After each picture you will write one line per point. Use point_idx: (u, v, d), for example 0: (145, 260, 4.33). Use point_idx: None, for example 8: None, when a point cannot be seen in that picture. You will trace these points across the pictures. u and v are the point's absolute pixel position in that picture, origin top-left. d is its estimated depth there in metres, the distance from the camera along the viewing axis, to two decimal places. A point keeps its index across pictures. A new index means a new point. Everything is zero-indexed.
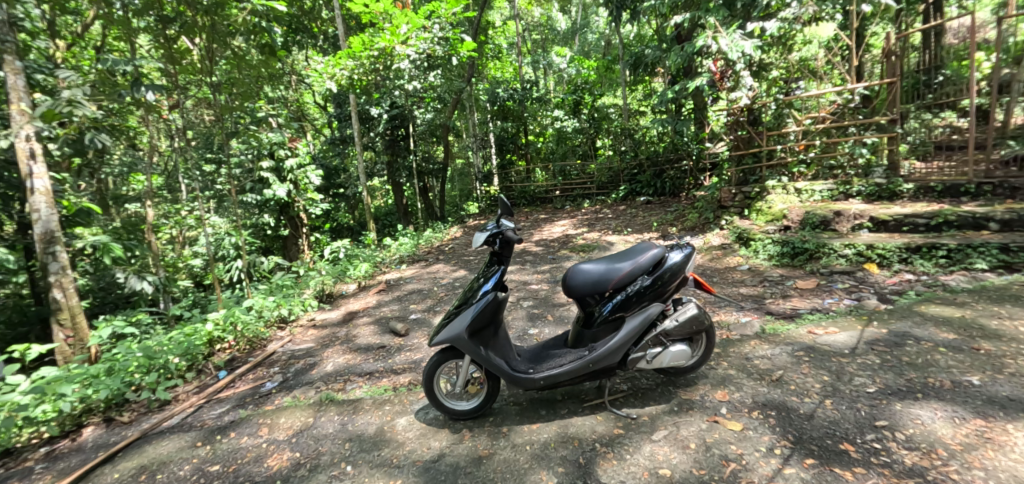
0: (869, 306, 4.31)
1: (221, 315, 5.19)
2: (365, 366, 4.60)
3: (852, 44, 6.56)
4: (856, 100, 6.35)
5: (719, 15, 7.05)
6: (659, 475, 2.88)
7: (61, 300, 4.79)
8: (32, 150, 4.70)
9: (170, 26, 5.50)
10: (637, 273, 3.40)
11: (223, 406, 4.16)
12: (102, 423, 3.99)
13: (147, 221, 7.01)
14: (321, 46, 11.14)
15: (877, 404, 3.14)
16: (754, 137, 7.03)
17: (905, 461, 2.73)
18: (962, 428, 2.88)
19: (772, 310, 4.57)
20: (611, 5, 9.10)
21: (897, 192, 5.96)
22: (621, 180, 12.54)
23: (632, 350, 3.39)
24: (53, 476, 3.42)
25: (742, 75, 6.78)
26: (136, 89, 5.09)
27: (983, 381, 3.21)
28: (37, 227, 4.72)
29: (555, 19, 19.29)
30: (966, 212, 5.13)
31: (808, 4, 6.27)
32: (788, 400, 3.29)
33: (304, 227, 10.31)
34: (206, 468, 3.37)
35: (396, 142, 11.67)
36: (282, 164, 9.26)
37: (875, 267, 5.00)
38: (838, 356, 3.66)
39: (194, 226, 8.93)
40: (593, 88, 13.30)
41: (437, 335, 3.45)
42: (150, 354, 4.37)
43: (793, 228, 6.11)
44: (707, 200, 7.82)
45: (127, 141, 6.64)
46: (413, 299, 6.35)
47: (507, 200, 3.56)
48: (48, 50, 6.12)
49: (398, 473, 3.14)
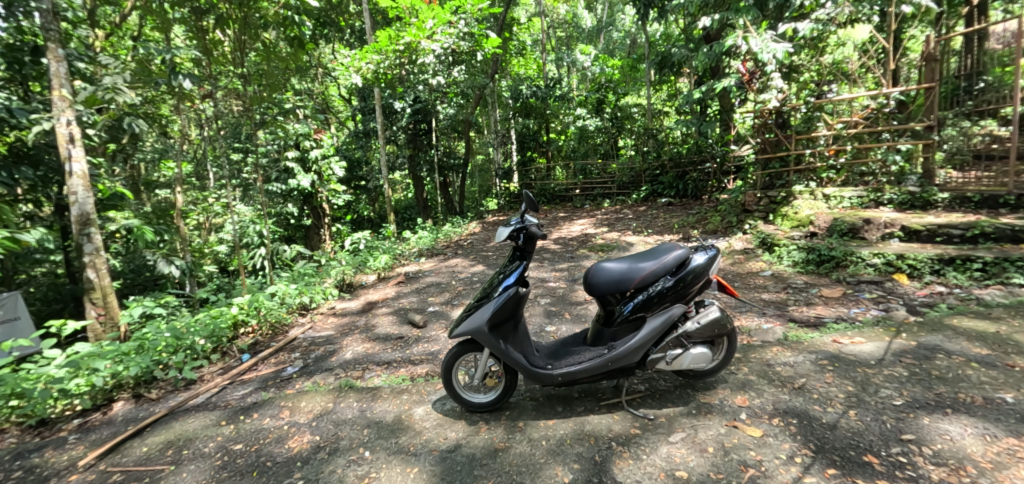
0: (898, 317, 4.22)
1: (245, 299, 5.27)
2: (384, 356, 4.64)
3: (890, 47, 6.40)
4: (891, 104, 6.22)
5: (750, 16, 6.88)
6: (676, 477, 2.86)
7: (94, 280, 4.94)
8: (72, 135, 4.83)
9: (204, 18, 5.54)
10: (660, 273, 3.38)
11: (246, 388, 4.26)
12: (131, 398, 4.12)
13: (177, 207, 7.16)
14: (347, 39, 11.21)
15: (904, 418, 3.08)
16: (782, 141, 6.92)
17: (931, 477, 2.68)
18: (993, 446, 2.81)
19: (795, 317, 4.49)
20: (638, 3, 8.97)
21: (931, 202, 5.81)
22: (642, 181, 12.33)
23: (652, 350, 3.37)
24: (86, 446, 3.55)
25: (772, 76, 6.56)
26: (173, 77, 5.19)
27: (1017, 399, 3.12)
28: (74, 209, 4.87)
29: (581, 16, 19.24)
30: (1004, 225, 4.96)
31: (844, 4, 6.07)
32: (811, 409, 3.24)
33: (326, 218, 10.44)
34: (229, 447, 3.45)
35: (418, 136, 11.84)
36: (307, 155, 9.33)
37: (904, 278, 4.89)
38: (864, 367, 3.59)
39: (220, 213, 9.06)
40: (616, 87, 13.32)
41: (458, 327, 3.48)
42: (178, 335, 4.48)
43: (820, 235, 5.97)
44: (730, 203, 7.71)
45: (160, 128, 6.79)
46: (431, 291, 6.38)
47: (532, 195, 3.58)
48: (88, 39, 6.26)
49: (415, 461, 3.17)
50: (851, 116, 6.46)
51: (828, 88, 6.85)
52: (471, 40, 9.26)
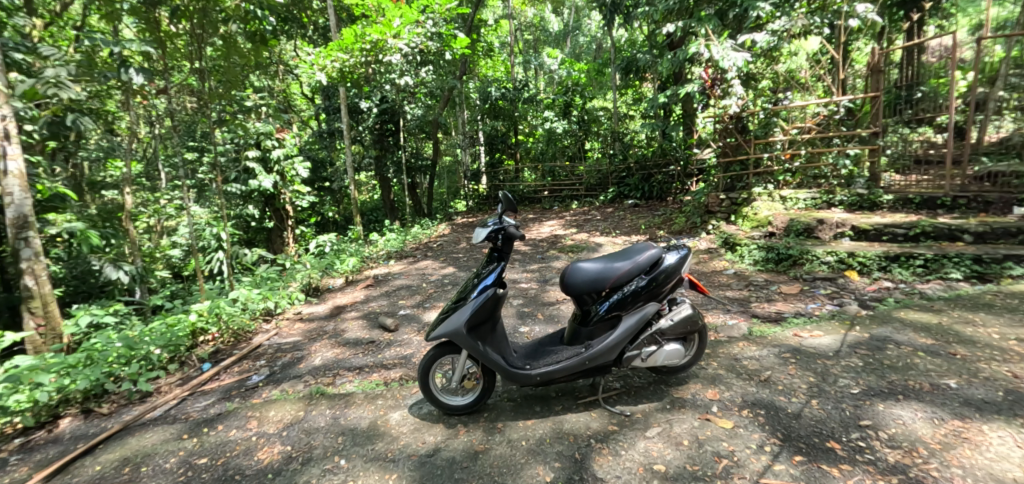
0: (851, 311, 4.48)
1: (205, 305, 5.06)
2: (355, 361, 4.54)
3: (840, 58, 6.72)
4: (841, 112, 6.52)
5: (711, 25, 7.32)
6: (654, 471, 2.94)
7: (33, 288, 4.58)
8: (7, 131, 4.47)
9: (156, 9, 5.18)
10: (634, 273, 3.47)
11: (208, 399, 4.07)
12: (80, 414, 3.87)
13: (126, 208, 6.75)
14: (310, 37, 10.93)
15: (861, 405, 3.28)
16: (742, 145, 7.19)
17: (888, 459, 2.86)
18: (941, 428, 3.03)
19: (758, 313, 4.70)
20: (604, 9, 9.17)
21: (878, 203, 6.17)
22: (609, 183, 12.60)
23: (628, 348, 3.46)
24: (30, 468, 3.30)
25: (732, 83, 6.86)
26: (123, 71, 4.89)
27: (959, 384, 3.38)
28: (9, 211, 4.50)
29: (548, 20, 19.43)
30: (942, 224, 5.36)
31: (797, 18, 6.53)
32: (777, 400, 3.41)
33: (290, 220, 9.97)
34: (193, 461, 3.29)
35: (385, 137, 11.62)
36: (268, 155, 8.98)
37: (855, 274, 5.21)
38: (823, 359, 3.81)
39: (173, 215, 8.61)
40: (583, 91, 13.51)
41: (434, 330, 3.45)
42: (131, 345, 4.26)
43: (778, 235, 6.27)
44: (694, 204, 7.96)
45: (107, 126, 6.39)
46: (401, 294, 6.28)
47: (510, 197, 3.59)
48: (25, 28, 5.81)
49: (393, 467, 3.13)
50: (805, 122, 6.75)
51: (783, 95, 7.04)
52: (440, 40, 9.15)
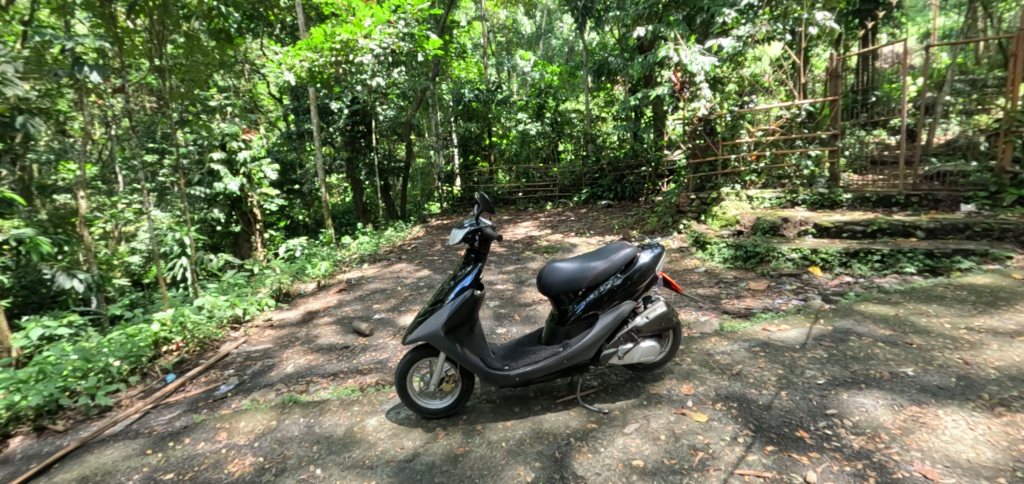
0: (815, 305, 4.67)
1: (168, 314, 4.87)
2: (329, 367, 4.44)
3: (801, 63, 7.00)
4: (802, 115, 6.83)
5: (679, 29, 7.45)
6: (633, 466, 2.99)
7: None
8: None
9: (111, 3, 4.97)
10: (610, 272, 3.52)
11: (173, 411, 3.90)
12: (33, 432, 3.66)
13: (80, 213, 6.42)
14: (278, 36, 10.68)
15: (827, 394, 3.42)
16: (710, 147, 7.42)
17: (853, 445, 2.99)
18: (900, 414, 3.19)
19: (728, 309, 4.84)
20: (576, 12, 9.29)
21: (837, 202, 6.43)
22: (583, 184, 12.81)
23: (605, 346, 3.50)
24: None
25: (702, 86, 7.13)
26: (76, 68, 4.66)
27: (916, 372, 3.56)
28: None
29: (520, 22, 19.45)
30: (896, 221, 5.64)
31: (760, 24, 6.70)
32: (748, 392, 3.51)
33: (257, 224, 9.59)
34: (159, 477, 3.16)
35: (356, 138, 11.44)
36: (234, 157, 8.69)
37: (818, 270, 5.42)
38: (791, 351, 3.95)
39: (132, 220, 8.24)
40: (556, 93, 13.47)
41: (411, 333, 3.42)
42: (88, 357, 4.06)
43: (745, 233, 6.48)
44: (665, 204, 8.13)
45: (59, 126, 6.08)
46: (376, 298, 6.18)
47: (486, 197, 3.58)
48: None
49: (371, 474, 3.08)
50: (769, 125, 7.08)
51: (749, 99, 7.51)
52: (412, 41, 9.05)
